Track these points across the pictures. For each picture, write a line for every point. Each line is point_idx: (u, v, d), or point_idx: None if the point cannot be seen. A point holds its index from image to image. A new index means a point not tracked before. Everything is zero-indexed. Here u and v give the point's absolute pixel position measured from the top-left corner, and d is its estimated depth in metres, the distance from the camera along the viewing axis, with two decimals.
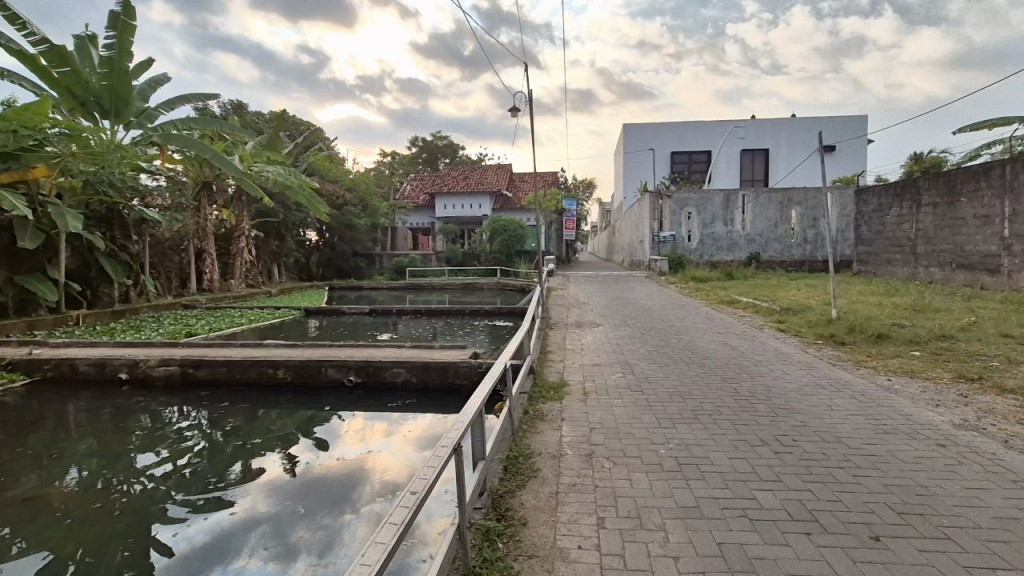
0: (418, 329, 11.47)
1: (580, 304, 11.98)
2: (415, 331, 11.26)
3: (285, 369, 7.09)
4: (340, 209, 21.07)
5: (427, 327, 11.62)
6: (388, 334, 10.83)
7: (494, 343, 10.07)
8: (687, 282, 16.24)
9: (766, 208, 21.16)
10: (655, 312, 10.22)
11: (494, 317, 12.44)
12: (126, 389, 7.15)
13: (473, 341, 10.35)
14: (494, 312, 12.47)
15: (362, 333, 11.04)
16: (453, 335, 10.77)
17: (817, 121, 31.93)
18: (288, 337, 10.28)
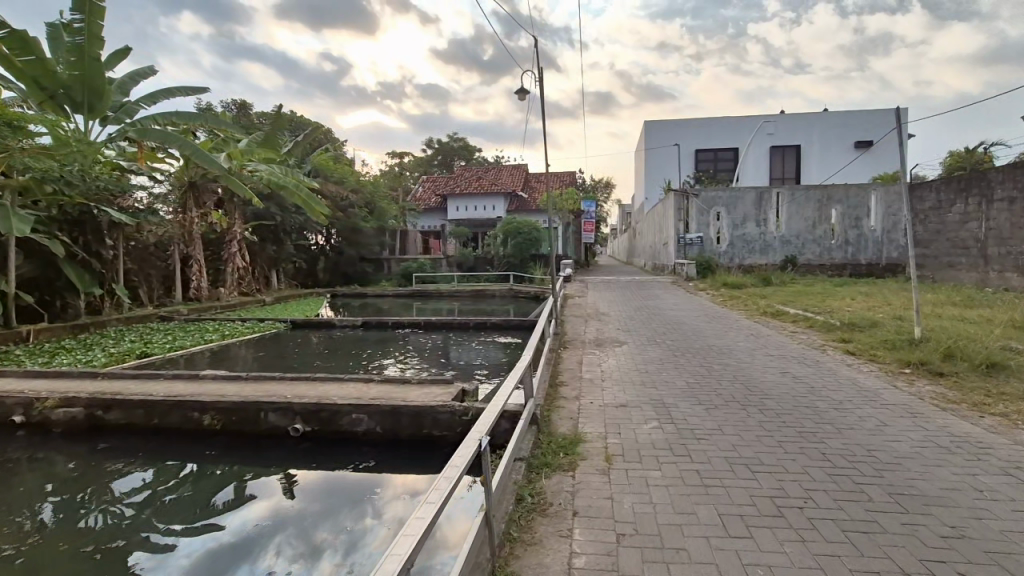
0: (414, 344, 10.08)
1: (598, 316, 10.53)
2: (409, 347, 9.86)
3: (215, 414, 5.21)
4: (345, 211, 19.94)
5: (425, 342, 10.21)
6: (378, 353, 9.40)
7: (500, 362, 8.66)
8: (719, 288, 14.70)
9: (803, 207, 19.47)
10: (687, 327, 8.71)
11: (502, 330, 11.06)
12: (24, 435, 5.50)
13: (475, 360, 8.93)
14: (502, 325, 11.08)
15: (350, 350, 9.66)
16: (452, 353, 9.35)
17: (853, 116, 30.08)
18: (264, 357, 8.87)
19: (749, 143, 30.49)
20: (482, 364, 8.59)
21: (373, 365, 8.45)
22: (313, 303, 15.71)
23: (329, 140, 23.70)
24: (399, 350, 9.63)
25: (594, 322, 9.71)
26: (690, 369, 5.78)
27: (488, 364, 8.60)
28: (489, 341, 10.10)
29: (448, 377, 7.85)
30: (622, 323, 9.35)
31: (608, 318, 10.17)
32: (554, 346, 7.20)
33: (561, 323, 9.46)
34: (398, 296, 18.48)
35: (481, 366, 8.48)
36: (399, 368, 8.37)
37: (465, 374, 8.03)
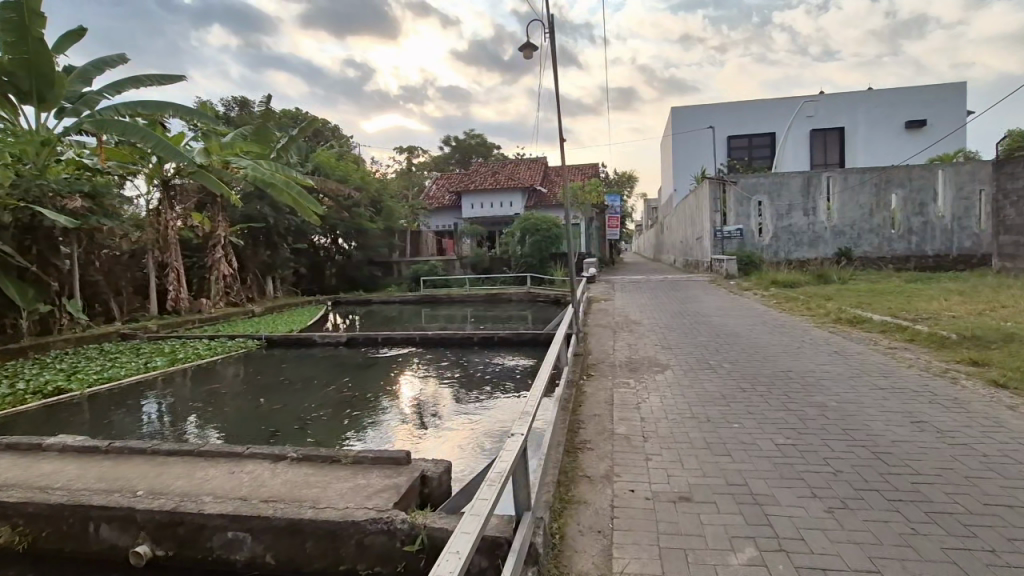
0: (406, 355, 8.41)
1: (629, 327, 8.72)
2: (401, 360, 8.20)
3: None
4: (348, 212, 18.49)
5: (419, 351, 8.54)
6: (359, 376, 7.42)
7: (507, 383, 6.95)
8: (769, 288, 12.75)
9: (857, 193, 17.24)
10: (745, 343, 6.83)
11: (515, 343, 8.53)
12: None
13: (477, 379, 7.23)
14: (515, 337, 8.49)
15: (325, 371, 7.71)
16: (449, 369, 7.65)
17: (902, 93, 27.51)
18: (222, 382, 7.29)
19: (787, 127, 28.11)
20: (485, 386, 6.90)
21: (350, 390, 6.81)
22: (309, 313, 14.22)
23: (334, 138, 22.34)
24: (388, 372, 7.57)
25: (625, 335, 7.92)
26: (772, 417, 3.98)
27: (492, 385, 6.88)
28: (495, 350, 8.40)
29: (440, 406, 6.13)
30: (660, 337, 7.55)
31: (640, 329, 8.37)
32: (577, 374, 5.47)
33: (585, 337, 7.70)
34: (405, 302, 16.92)
35: (483, 388, 6.79)
36: (381, 391, 6.70)
37: (461, 401, 6.31)
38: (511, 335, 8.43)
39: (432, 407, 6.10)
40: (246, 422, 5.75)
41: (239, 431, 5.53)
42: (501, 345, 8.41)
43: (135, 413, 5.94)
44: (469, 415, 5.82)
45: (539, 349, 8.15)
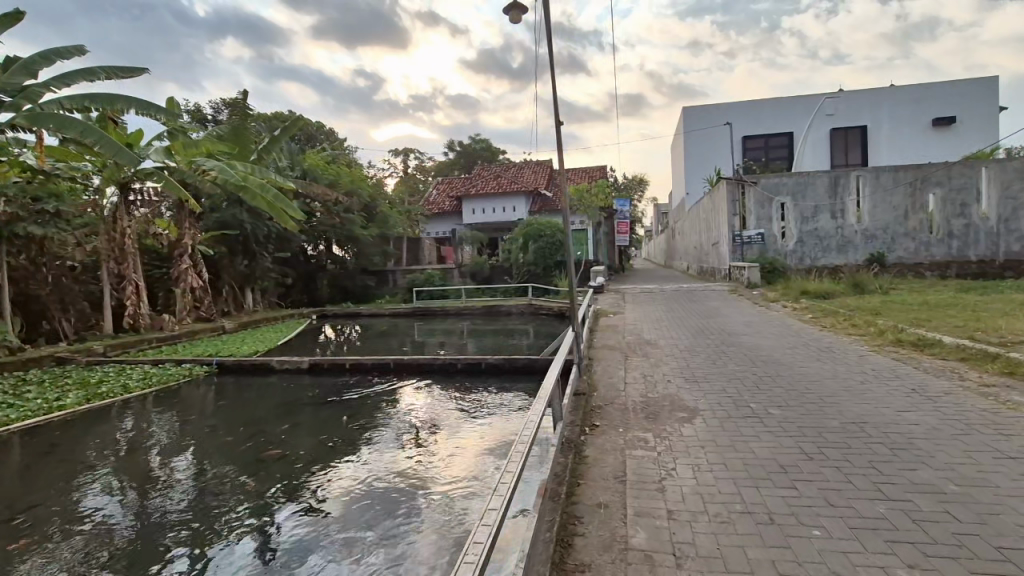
0: (375, 382, 7.03)
1: (641, 350, 7.34)
2: (370, 387, 6.86)
3: None
4: (339, 218, 17.33)
5: (391, 378, 7.14)
6: (311, 412, 6.11)
7: (490, 424, 5.57)
8: (800, 300, 11.34)
9: (890, 193, 15.79)
10: (788, 376, 5.44)
11: (504, 374, 6.94)
12: None
13: (455, 417, 5.86)
14: (504, 367, 6.94)
15: (272, 410, 6.26)
16: (422, 405, 6.24)
17: (927, 90, 26.07)
18: (163, 415, 6.18)
19: (806, 127, 26.64)
20: (462, 428, 5.55)
21: (310, 426, 5.76)
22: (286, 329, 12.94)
23: (328, 142, 21.26)
24: (343, 413, 6.09)
25: (637, 362, 6.51)
26: (865, 517, 2.63)
27: (472, 426, 5.54)
28: (481, 377, 6.96)
29: (404, 460, 4.86)
30: (682, 366, 6.16)
31: (655, 354, 6.98)
32: (577, 423, 4.18)
33: (589, 365, 6.35)
34: (396, 316, 15.63)
35: (460, 429, 5.51)
36: (325, 448, 5.19)
37: (430, 452, 5.01)
38: (500, 357, 6.99)
39: (394, 462, 4.85)
40: (202, 462, 5.00)
41: (196, 471, 4.83)
42: (487, 374, 7.00)
43: (59, 456, 5.05)
44: (471, 432, 5.45)
45: (533, 379, 6.78)
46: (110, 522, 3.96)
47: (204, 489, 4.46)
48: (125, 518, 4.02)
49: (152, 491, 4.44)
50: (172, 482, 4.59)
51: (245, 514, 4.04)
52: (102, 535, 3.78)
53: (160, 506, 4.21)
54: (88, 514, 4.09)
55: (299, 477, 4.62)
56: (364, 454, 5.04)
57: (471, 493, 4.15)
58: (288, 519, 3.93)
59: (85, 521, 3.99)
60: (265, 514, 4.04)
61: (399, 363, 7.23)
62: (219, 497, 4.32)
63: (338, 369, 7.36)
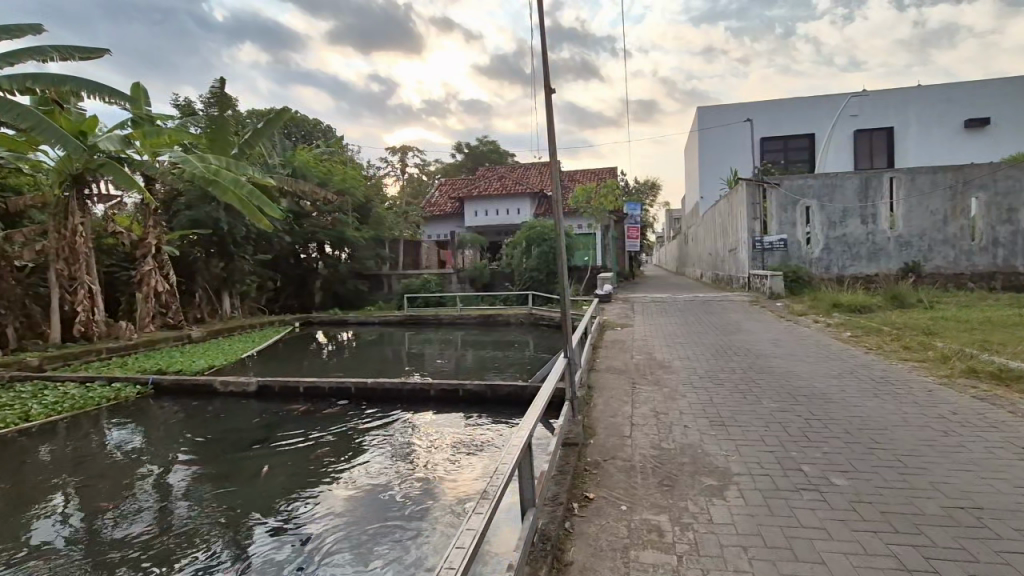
0: (330, 410, 5.81)
1: (652, 377, 6.08)
2: (323, 416, 5.65)
3: None
4: (330, 218, 16.29)
5: (350, 407, 5.90)
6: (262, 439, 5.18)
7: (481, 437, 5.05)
8: (831, 315, 10.06)
9: (927, 196, 14.42)
10: (844, 422, 4.16)
11: (482, 405, 5.73)
12: None
13: (418, 458, 4.70)
14: (483, 397, 5.72)
15: (217, 438, 5.27)
16: (382, 440, 5.07)
17: (959, 89, 24.63)
18: (127, 427, 5.63)
19: (828, 128, 25.24)
20: (426, 471, 4.41)
21: (242, 463, 4.69)
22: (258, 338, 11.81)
23: (324, 140, 20.28)
24: (285, 445, 5.04)
25: (649, 394, 5.25)
26: None
27: (441, 468, 4.40)
28: (457, 409, 5.72)
29: (362, 504, 3.93)
30: (704, 402, 4.88)
31: (670, 382, 5.73)
32: (563, 499, 2.90)
33: (588, 400, 5.05)
34: (386, 325, 14.49)
35: (425, 471, 4.40)
36: (278, 485, 4.30)
37: (403, 489, 4.12)
38: (480, 383, 5.74)
39: (376, 487, 4.18)
40: (174, 476, 4.49)
41: (161, 487, 4.30)
42: (465, 405, 5.77)
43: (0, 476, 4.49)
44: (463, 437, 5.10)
45: (519, 413, 5.54)
46: (54, 548, 3.47)
47: (174, 508, 3.97)
48: (72, 547, 3.48)
49: (113, 512, 3.92)
50: (136, 498, 4.13)
51: (217, 539, 3.54)
52: (50, 560, 3.32)
53: (116, 526, 3.72)
54: (29, 543, 3.53)
55: (278, 499, 4.08)
56: (347, 475, 4.43)
57: (426, 568, 3.05)
58: (263, 541, 3.50)
59: (26, 546, 3.49)
60: (239, 540, 3.52)
61: (360, 388, 6.00)
62: (185, 520, 3.78)
63: (289, 395, 6.16)
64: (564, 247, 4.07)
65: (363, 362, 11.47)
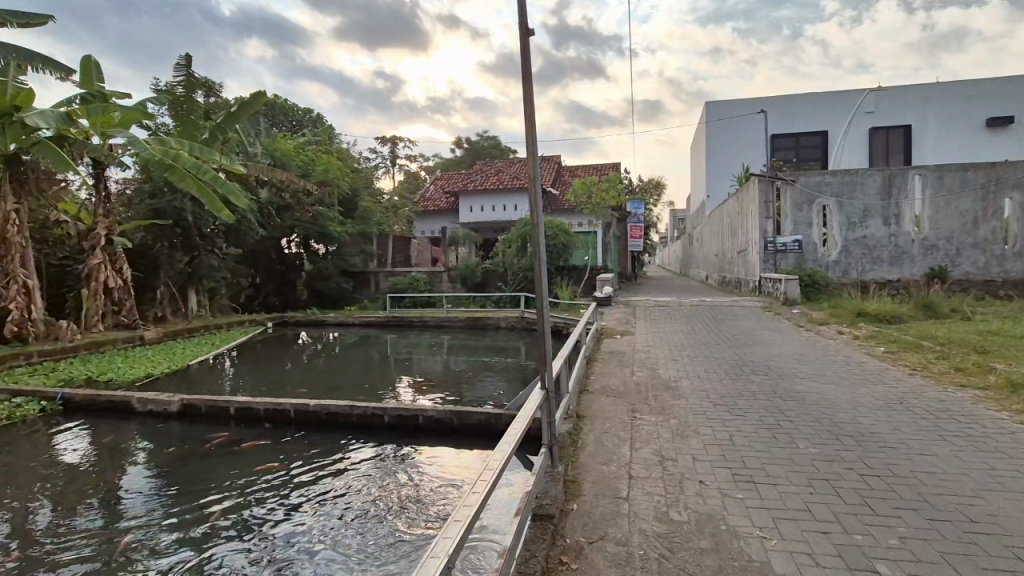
0: (260, 438, 4.76)
1: (654, 403, 4.98)
2: (249, 445, 4.62)
3: None
4: (312, 212, 15.31)
5: (284, 435, 4.80)
6: (219, 445, 4.65)
7: (464, 453, 4.36)
8: (856, 327, 8.98)
9: (956, 196, 13.32)
10: (914, 484, 3.10)
11: (442, 437, 4.63)
12: None
13: (370, 494, 3.79)
14: (444, 429, 4.62)
15: (166, 446, 4.67)
16: (357, 449, 4.51)
17: (982, 87, 23.46)
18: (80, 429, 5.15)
19: (842, 125, 24.12)
20: (401, 488, 3.84)
21: (210, 466, 4.29)
22: (219, 341, 10.79)
23: (311, 130, 19.26)
24: (255, 447, 4.58)
25: (653, 431, 4.16)
26: None
27: (397, 504, 3.57)
28: (413, 440, 4.62)
29: (343, 510, 3.53)
30: (722, 445, 3.81)
31: (678, 412, 4.64)
32: None
33: (574, 439, 3.95)
34: (368, 328, 13.45)
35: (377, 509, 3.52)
36: (250, 487, 3.91)
37: (377, 512, 3.48)
38: (444, 409, 4.64)
39: (346, 510, 3.54)
40: (132, 485, 3.99)
41: (116, 497, 3.79)
42: (423, 436, 4.67)
43: None
44: (439, 452, 4.41)
45: (487, 449, 4.46)
46: None
47: (128, 517, 3.52)
48: (3, 566, 3.00)
49: (57, 524, 3.43)
50: (90, 502, 3.73)
51: (173, 558, 3.06)
52: None
53: (62, 534, 3.31)
54: None
55: (248, 507, 3.63)
56: (319, 492, 3.82)
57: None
58: (232, 551, 3.13)
59: None
60: (199, 561, 3.03)
61: (301, 412, 4.92)
62: (140, 534, 3.30)
63: (217, 417, 5.12)
64: (542, 235, 2.95)
65: (337, 367, 10.40)
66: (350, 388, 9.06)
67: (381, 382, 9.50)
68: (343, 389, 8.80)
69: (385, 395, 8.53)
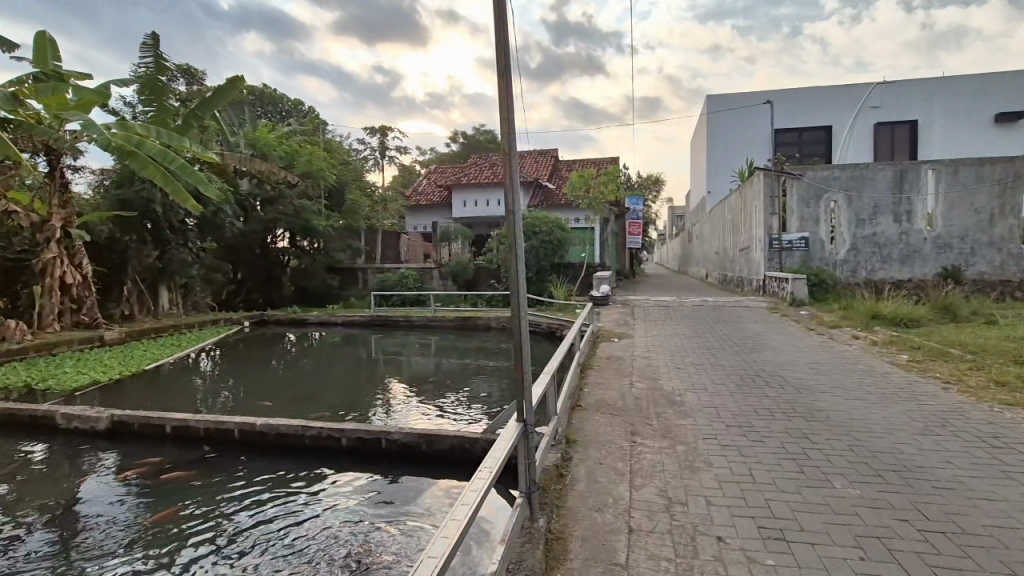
0: (190, 467, 4.06)
1: (657, 424, 4.30)
2: (174, 475, 3.92)
3: None
4: (294, 205, 14.58)
5: (229, 460, 4.17)
6: (166, 465, 4.09)
7: (436, 485, 3.70)
8: (871, 331, 8.33)
9: (971, 192, 12.66)
10: (990, 546, 2.43)
11: (407, 465, 3.94)
12: None
13: (335, 524, 3.24)
14: (411, 455, 3.95)
15: (105, 467, 4.11)
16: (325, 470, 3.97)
17: (991, 81, 22.80)
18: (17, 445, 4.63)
19: (847, 120, 23.46)
20: (370, 519, 3.28)
21: (158, 488, 3.75)
22: (188, 340, 10.18)
23: (297, 120, 18.53)
24: (211, 467, 4.06)
25: (657, 462, 3.49)
26: None
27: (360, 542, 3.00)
28: (376, 468, 3.94)
29: (304, 546, 3.01)
30: (744, 483, 3.15)
31: (685, 437, 3.96)
32: None
33: (562, 474, 3.27)
34: (351, 328, 12.76)
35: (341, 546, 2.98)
36: (202, 514, 3.39)
37: (345, 546, 2.98)
38: (413, 431, 3.95)
39: (316, 534, 3.13)
40: (97, 494, 3.67)
41: (66, 514, 3.43)
42: (388, 464, 3.99)
43: None
44: (408, 482, 3.76)
45: (459, 481, 3.79)
46: None
47: (62, 552, 3.02)
48: None
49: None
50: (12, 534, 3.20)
51: None
52: None
53: None
54: None
55: (196, 540, 3.11)
56: (284, 516, 3.36)
57: None
58: None
59: None
60: None
61: (246, 433, 4.24)
62: (103, 549, 3.01)
63: (152, 437, 4.48)
64: (518, 222, 2.27)
65: (315, 370, 9.73)
66: (325, 392, 8.42)
67: (361, 386, 8.84)
68: (319, 395, 8.16)
69: (362, 402, 7.87)
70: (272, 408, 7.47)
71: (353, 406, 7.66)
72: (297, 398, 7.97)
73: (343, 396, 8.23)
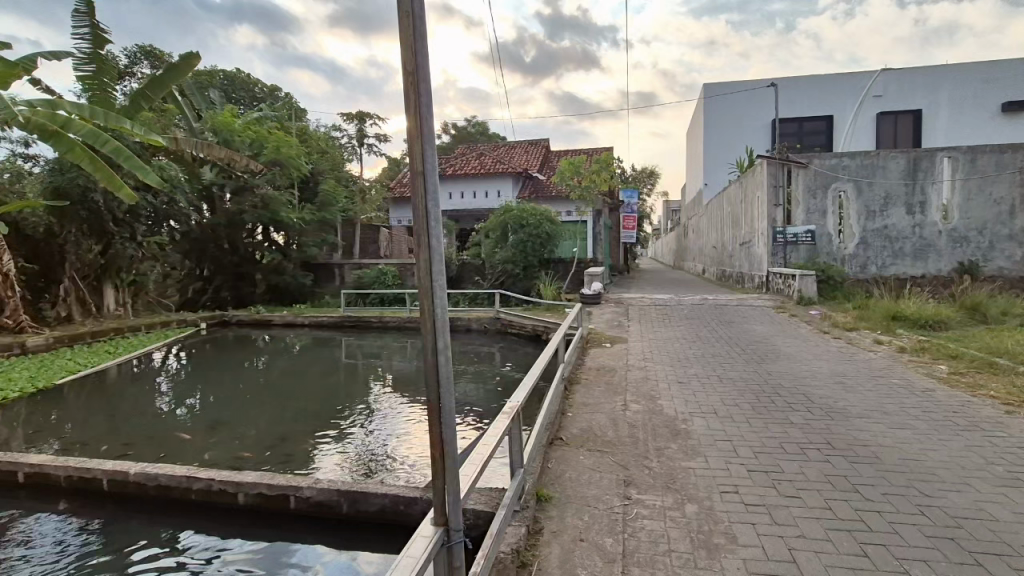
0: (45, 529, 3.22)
1: (659, 468, 3.30)
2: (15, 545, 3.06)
3: None
4: (262, 195, 13.72)
5: (95, 518, 3.31)
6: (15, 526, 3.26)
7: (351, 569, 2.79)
8: (895, 335, 7.39)
9: (990, 182, 11.76)
10: None
11: (322, 533, 3.06)
12: None
13: None
14: (328, 519, 3.08)
15: None
16: (213, 538, 3.12)
17: (1000, 68, 21.89)
18: None
19: (850, 108, 22.52)
20: None
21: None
22: (128, 344, 9.22)
23: (270, 106, 17.43)
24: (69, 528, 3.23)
25: (660, 538, 2.50)
26: None
27: None
28: (280, 535, 3.08)
29: None
30: None
31: (695, 490, 2.99)
32: None
33: (526, 564, 2.28)
34: (320, 329, 11.72)
35: None
36: None
37: None
38: (330, 487, 3.10)
39: None
40: None
41: None
42: (297, 531, 3.11)
43: None
44: (318, 563, 2.87)
45: (383, 557, 2.90)
46: None
47: None
48: None
49: None
50: None
51: None
52: None
53: None
54: None
55: None
56: None
57: None
58: None
59: None
60: None
61: (116, 483, 3.38)
62: None
63: (8, 486, 3.63)
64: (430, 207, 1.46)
65: (275, 376, 8.74)
66: (280, 400, 7.47)
67: (322, 392, 7.90)
68: (272, 404, 7.23)
69: (319, 412, 6.94)
70: (211, 422, 6.54)
71: (308, 417, 6.72)
72: (245, 411, 7.04)
73: (300, 405, 7.28)
